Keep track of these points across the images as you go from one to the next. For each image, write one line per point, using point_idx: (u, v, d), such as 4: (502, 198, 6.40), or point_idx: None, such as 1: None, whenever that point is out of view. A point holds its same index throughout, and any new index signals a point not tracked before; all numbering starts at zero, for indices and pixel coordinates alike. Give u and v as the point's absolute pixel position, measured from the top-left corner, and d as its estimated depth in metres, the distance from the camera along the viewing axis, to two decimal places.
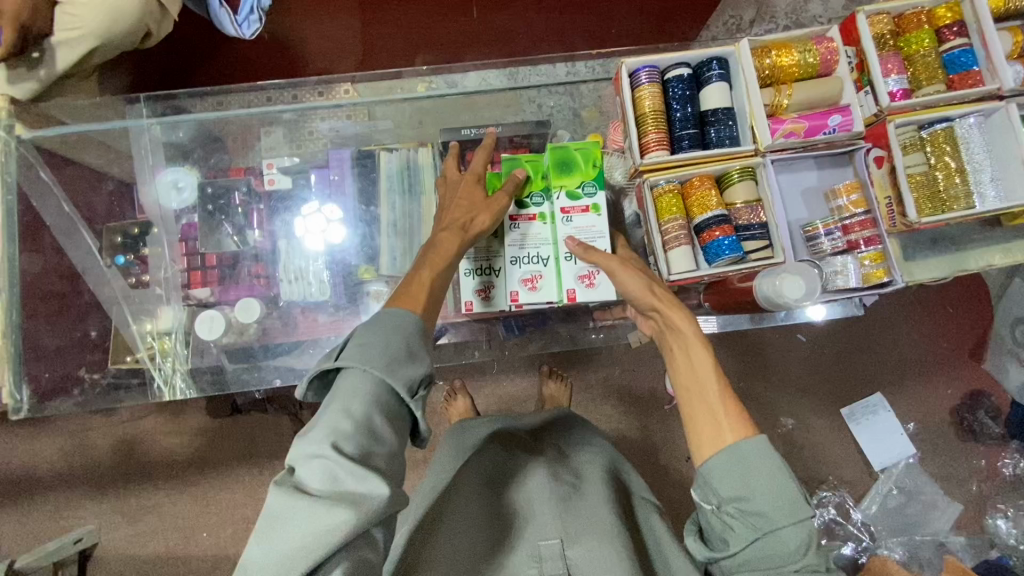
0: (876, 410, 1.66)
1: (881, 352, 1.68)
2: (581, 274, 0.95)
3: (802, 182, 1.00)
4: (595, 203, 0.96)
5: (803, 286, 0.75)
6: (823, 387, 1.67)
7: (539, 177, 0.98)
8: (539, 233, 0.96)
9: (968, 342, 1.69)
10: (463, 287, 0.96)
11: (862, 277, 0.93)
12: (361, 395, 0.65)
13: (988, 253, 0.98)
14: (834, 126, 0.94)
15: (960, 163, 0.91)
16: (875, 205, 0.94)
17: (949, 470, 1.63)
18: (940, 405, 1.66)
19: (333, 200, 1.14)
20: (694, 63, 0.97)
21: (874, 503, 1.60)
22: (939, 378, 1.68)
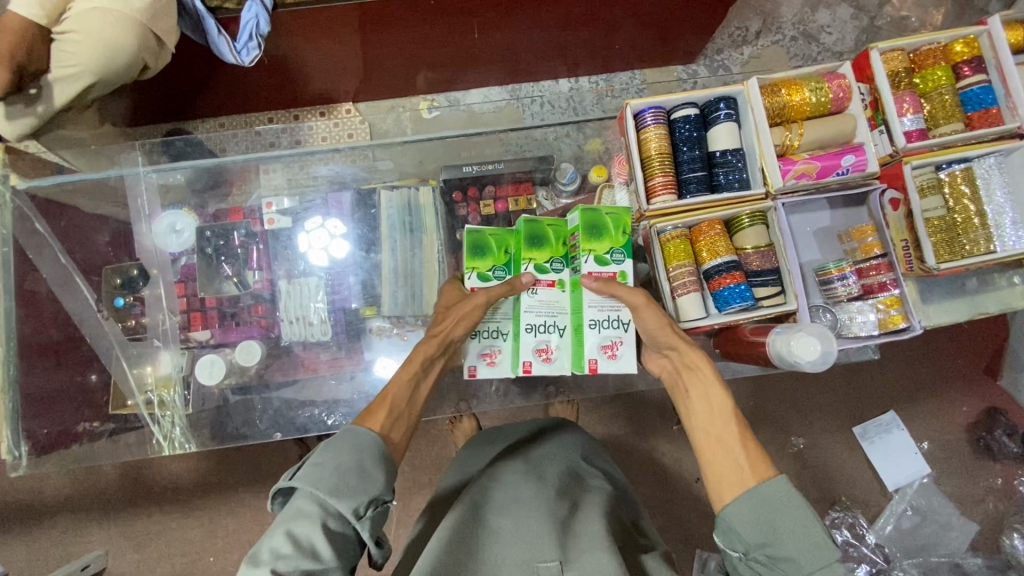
0: (890, 429, 1.62)
1: (893, 370, 1.65)
2: (604, 344, 0.94)
3: (814, 223, 0.96)
4: (622, 271, 0.94)
5: (809, 351, 0.74)
6: (835, 404, 1.62)
7: (559, 242, 0.97)
8: (558, 299, 0.95)
9: (985, 357, 1.65)
10: (469, 351, 0.95)
11: (878, 323, 0.90)
12: (308, 518, 0.65)
13: (1009, 291, 0.95)
14: (847, 167, 0.91)
15: (981, 204, 0.88)
16: (891, 248, 0.91)
17: (965, 490, 1.60)
18: (954, 422, 1.63)
19: (334, 221, 1.12)
20: (700, 103, 0.95)
21: (889, 523, 1.57)
22: (955, 395, 1.64)
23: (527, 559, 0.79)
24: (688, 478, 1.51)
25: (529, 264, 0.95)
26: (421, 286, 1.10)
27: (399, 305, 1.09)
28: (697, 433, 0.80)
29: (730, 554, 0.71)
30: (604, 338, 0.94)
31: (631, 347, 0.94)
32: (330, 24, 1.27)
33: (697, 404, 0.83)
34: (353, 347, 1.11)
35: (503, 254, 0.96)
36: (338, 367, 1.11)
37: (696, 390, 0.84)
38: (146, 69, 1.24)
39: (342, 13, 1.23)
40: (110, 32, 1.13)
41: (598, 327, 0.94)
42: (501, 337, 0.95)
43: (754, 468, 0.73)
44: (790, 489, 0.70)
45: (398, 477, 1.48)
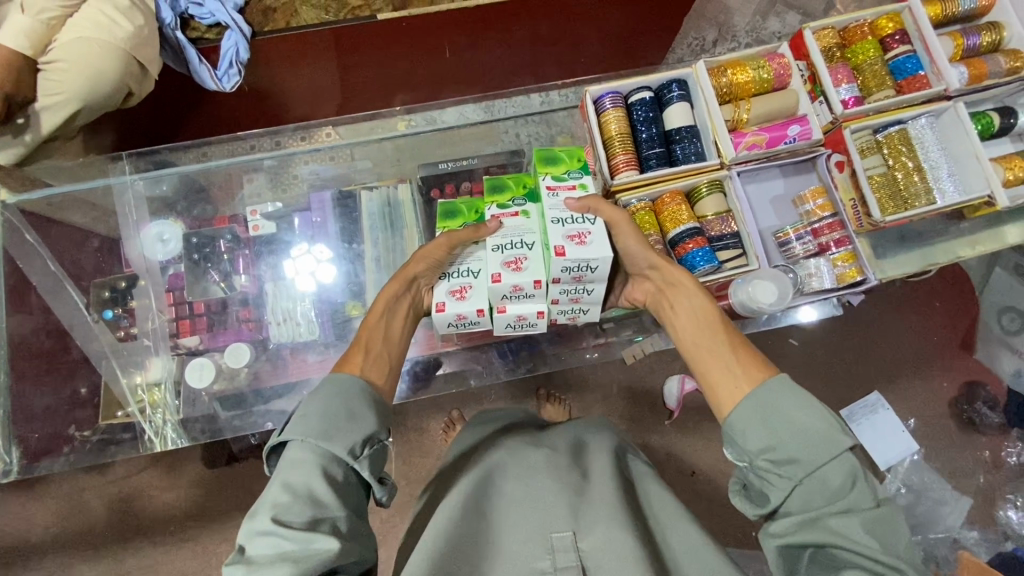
0: (876, 409, 1.66)
1: (873, 351, 1.70)
2: (569, 233, 0.89)
3: (769, 191, 1.03)
4: (581, 183, 0.96)
5: (774, 291, 0.87)
6: (820, 388, 1.67)
7: (520, 186, 1.02)
8: (524, 223, 0.96)
9: (959, 332, 1.72)
10: (439, 290, 0.95)
11: (837, 277, 0.95)
12: (303, 465, 0.68)
13: (955, 245, 1.02)
14: (793, 136, 0.98)
15: (917, 160, 0.96)
16: (841, 208, 0.98)
17: (955, 464, 1.63)
18: (936, 397, 1.67)
19: (320, 239, 1.16)
20: (654, 87, 1.02)
21: None
22: (934, 371, 1.70)
23: (540, 527, 0.79)
24: (683, 471, 1.53)
25: (493, 205, 0.99)
26: None
27: None
28: (691, 349, 0.83)
29: (739, 465, 0.72)
30: (569, 231, 0.89)
31: (599, 237, 0.89)
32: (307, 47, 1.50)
33: (688, 320, 0.86)
34: (342, 345, 1.13)
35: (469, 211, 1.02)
36: (326, 367, 1.12)
37: (686, 306, 0.88)
38: (130, 96, 1.30)
39: (320, 38, 1.51)
40: (96, 59, 1.19)
41: (561, 222, 0.90)
42: (473, 274, 0.95)
43: (749, 373, 0.75)
44: (788, 383, 0.71)
45: (395, 491, 1.48)
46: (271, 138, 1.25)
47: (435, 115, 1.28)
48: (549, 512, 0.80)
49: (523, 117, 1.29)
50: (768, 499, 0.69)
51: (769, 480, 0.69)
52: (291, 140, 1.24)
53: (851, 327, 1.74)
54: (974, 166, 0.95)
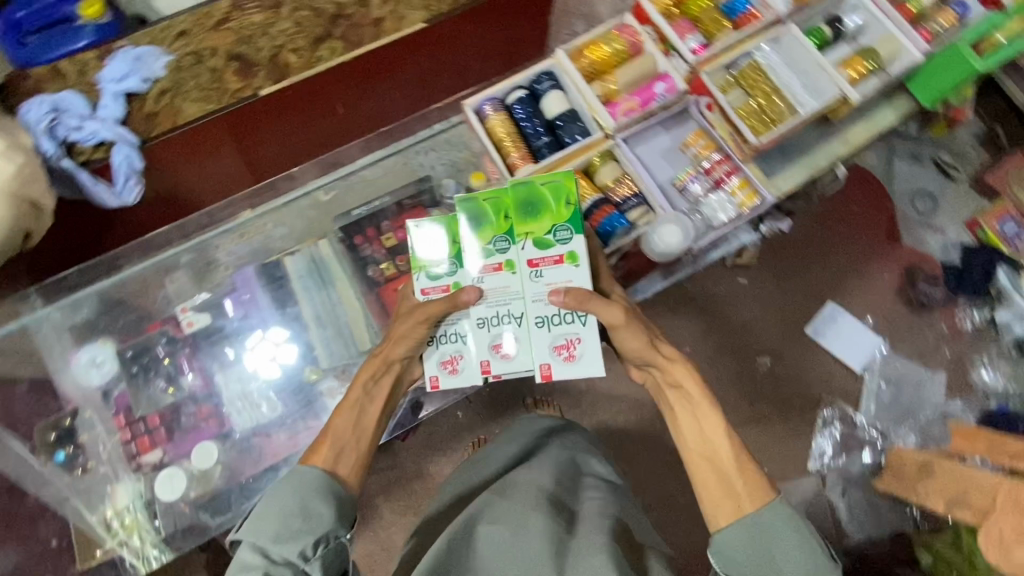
0: (835, 318, 1.77)
1: (814, 267, 1.80)
2: (559, 347, 0.96)
3: (658, 147, 1.10)
4: (568, 250, 0.96)
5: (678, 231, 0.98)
6: (783, 316, 1.77)
7: (501, 219, 0.98)
8: (509, 284, 0.97)
9: (882, 225, 1.84)
10: (428, 361, 0.97)
11: (738, 204, 1.04)
12: (251, 569, 0.73)
13: (830, 145, 1.13)
14: (661, 93, 1.05)
15: (771, 81, 1.05)
16: (722, 143, 1.06)
17: (921, 347, 1.76)
18: (885, 291, 1.79)
19: (254, 316, 1.17)
20: (526, 83, 1.09)
21: (872, 401, 1.72)
22: (873, 268, 1.81)
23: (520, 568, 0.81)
24: None
25: (477, 248, 0.97)
26: (348, 326, 1.15)
27: (335, 353, 1.14)
28: (689, 455, 0.88)
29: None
30: (558, 338, 0.96)
31: (587, 346, 0.96)
32: (211, 144, 1.47)
33: (687, 422, 0.90)
34: (309, 411, 1.13)
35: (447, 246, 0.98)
36: (296, 442, 1.11)
37: (685, 409, 0.91)
38: (27, 235, 1.28)
39: (210, 130, 1.44)
40: None
41: (547, 324, 0.96)
42: (461, 341, 0.98)
43: (750, 493, 0.81)
44: (786, 519, 0.78)
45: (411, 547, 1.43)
46: (183, 233, 1.24)
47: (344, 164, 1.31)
48: (532, 559, 0.81)
49: (423, 141, 1.31)
50: None
51: None
52: (200, 228, 1.24)
53: (788, 251, 1.85)
54: (820, 73, 1.05)
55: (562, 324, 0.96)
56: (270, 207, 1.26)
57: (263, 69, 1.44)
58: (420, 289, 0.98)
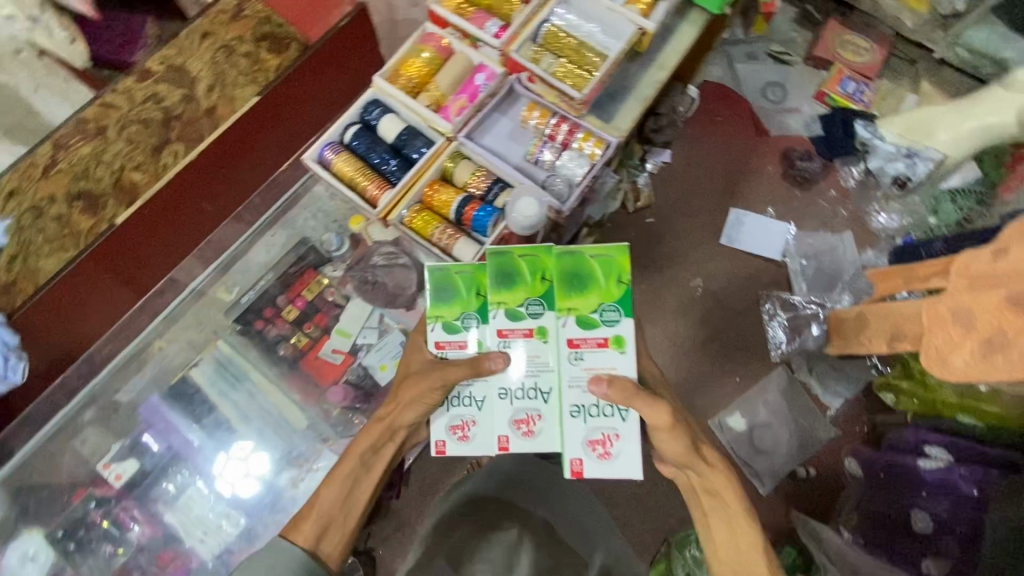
0: (742, 221, 2.38)
1: (720, 170, 2.45)
2: (594, 444, 1.28)
3: (500, 135, 1.40)
4: (614, 334, 1.28)
5: (532, 203, 1.23)
6: (702, 233, 2.38)
7: (536, 279, 1.31)
8: (541, 351, 1.30)
9: (753, 126, 2.52)
10: (444, 425, 1.33)
11: (590, 154, 1.35)
12: None
13: (649, 74, 1.40)
14: (484, 82, 1.31)
15: (573, 38, 1.27)
16: (557, 107, 1.35)
17: (819, 218, 2.40)
18: (772, 179, 2.45)
19: (180, 433, 1.76)
20: (359, 118, 1.36)
21: (801, 280, 2.28)
22: (761, 158, 2.47)
23: None
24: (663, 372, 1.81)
25: (503, 308, 1.30)
26: (266, 404, 1.82)
27: (261, 429, 1.80)
28: (718, 566, 1.24)
29: None
30: (592, 433, 1.28)
31: (623, 441, 1.28)
32: (88, 284, 1.58)
33: (721, 534, 1.25)
34: (269, 495, 1.75)
35: (470, 297, 1.32)
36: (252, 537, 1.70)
37: (725, 522, 1.26)
38: None
39: (75, 281, 1.53)
40: None
41: (579, 415, 1.28)
42: (478, 407, 1.32)
43: None
44: None
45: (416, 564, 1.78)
46: (109, 394, 1.75)
47: (242, 263, 1.90)
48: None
49: (304, 211, 1.95)
50: None
51: None
52: (106, 391, 1.75)
53: (698, 167, 2.45)
54: (611, 17, 1.27)
55: (602, 419, 1.28)
56: (165, 330, 1.82)
57: (110, 199, 1.55)
58: (438, 341, 1.32)
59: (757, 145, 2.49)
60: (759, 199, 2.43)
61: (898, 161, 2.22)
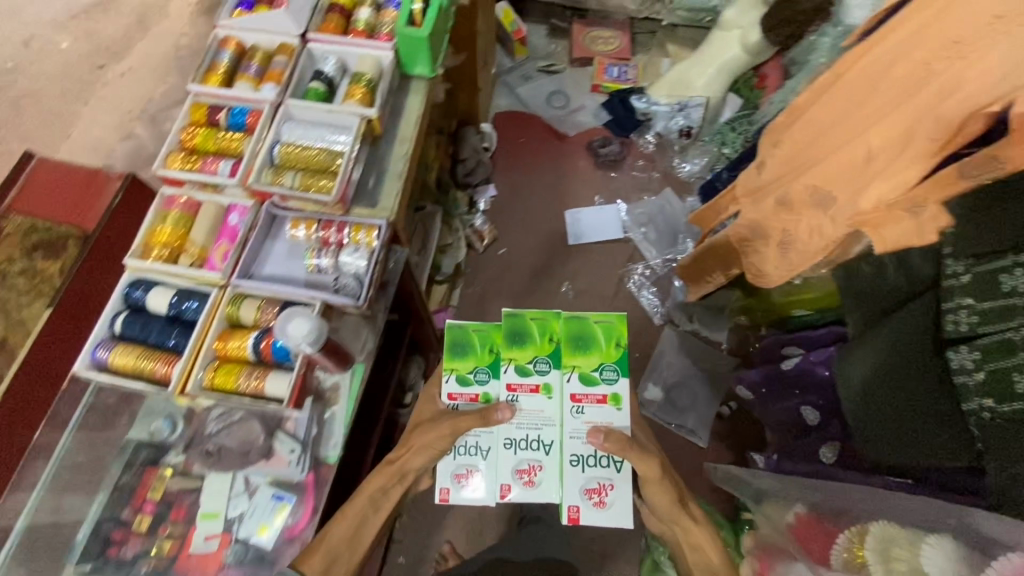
0: (582, 218, 2.57)
1: (542, 182, 2.66)
2: (592, 492, 1.28)
3: (279, 262, 1.15)
4: (613, 393, 1.33)
5: (300, 326, 0.99)
6: (551, 242, 2.54)
7: (544, 342, 1.37)
8: (544, 408, 1.32)
9: (553, 136, 2.76)
10: (448, 470, 1.30)
11: (364, 246, 1.12)
12: None
13: (397, 147, 1.24)
14: (237, 221, 1.14)
15: (309, 151, 1.16)
16: (317, 215, 1.15)
17: (639, 187, 2.64)
18: (588, 171, 2.68)
19: None
20: (123, 306, 1.12)
21: (648, 244, 2.50)
22: (570, 158, 2.71)
23: None
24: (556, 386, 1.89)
25: (512, 362, 1.35)
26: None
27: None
28: None
29: None
30: (589, 481, 1.29)
31: (616, 492, 1.28)
32: None
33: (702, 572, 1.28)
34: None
35: (483, 351, 1.36)
36: None
37: (704, 557, 1.29)
38: None
39: None
40: None
41: (579, 465, 1.29)
42: (482, 456, 1.31)
43: None
44: None
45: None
46: None
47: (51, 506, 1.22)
48: None
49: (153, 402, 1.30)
50: None
51: None
52: None
53: (522, 189, 2.65)
54: (337, 113, 1.19)
55: (599, 468, 1.30)
56: None
57: None
58: (449, 393, 1.34)
59: (561, 151, 2.73)
60: (584, 196, 2.64)
61: (675, 115, 2.57)
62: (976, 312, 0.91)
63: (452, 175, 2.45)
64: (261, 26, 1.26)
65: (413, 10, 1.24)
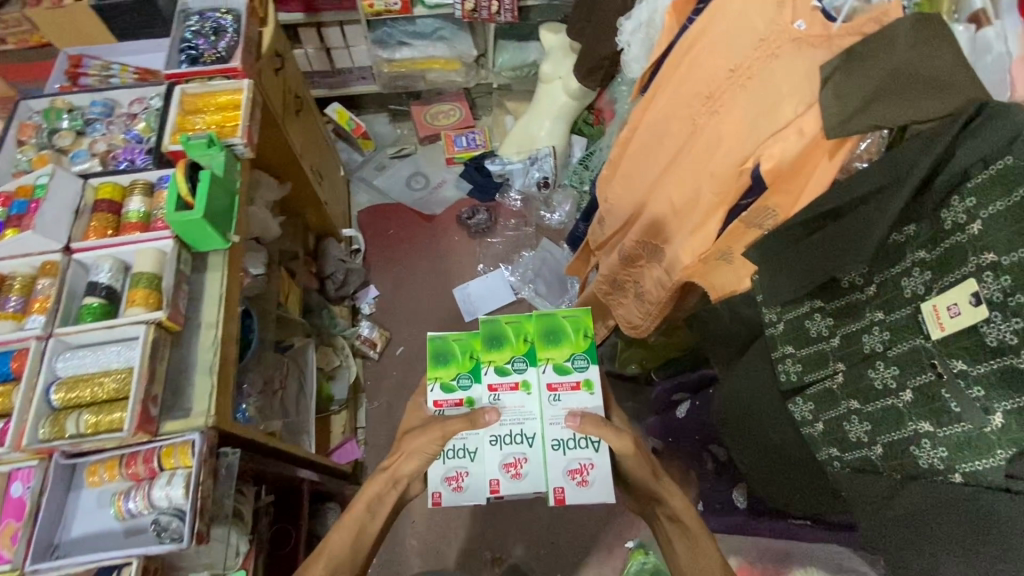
0: (469, 292, 2.48)
1: (422, 266, 2.55)
2: (572, 471, 1.07)
3: (90, 518, 1.02)
4: (585, 377, 1.13)
5: None
6: (447, 325, 2.43)
7: (518, 339, 1.16)
8: (525, 404, 1.12)
9: (419, 217, 2.68)
10: (435, 477, 1.08)
11: (182, 469, 1.00)
12: None
13: (203, 334, 1.14)
14: (22, 490, 0.97)
15: (90, 379, 1.02)
16: (119, 451, 1.02)
17: (518, 242, 2.60)
18: (464, 242, 2.62)
19: None
20: None
21: (540, 300, 2.44)
22: (443, 235, 2.63)
23: None
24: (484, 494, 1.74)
25: (492, 364, 1.14)
26: None
27: None
28: None
29: None
30: (572, 462, 1.07)
31: (600, 471, 1.06)
32: None
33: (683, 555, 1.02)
34: None
35: (463, 357, 1.15)
36: None
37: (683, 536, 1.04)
38: None
39: None
40: None
41: (562, 449, 1.08)
42: (467, 458, 1.09)
43: None
44: None
45: None
46: None
47: None
48: None
49: None
50: None
51: None
52: None
53: (402, 280, 2.52)
54: (120, 326, 1.07)
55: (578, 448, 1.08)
56: None
57: None
58: (434, 400, 1.13)
59: (433, 232, 2.64)
60: (467, 269, 2.56)
61: (530, 169, 2.56)
62: (799, 360, 0.91)
63: (324, 294, 2.30)
64: (12, 251, 1.12)
65: (180, 192, 1.15)
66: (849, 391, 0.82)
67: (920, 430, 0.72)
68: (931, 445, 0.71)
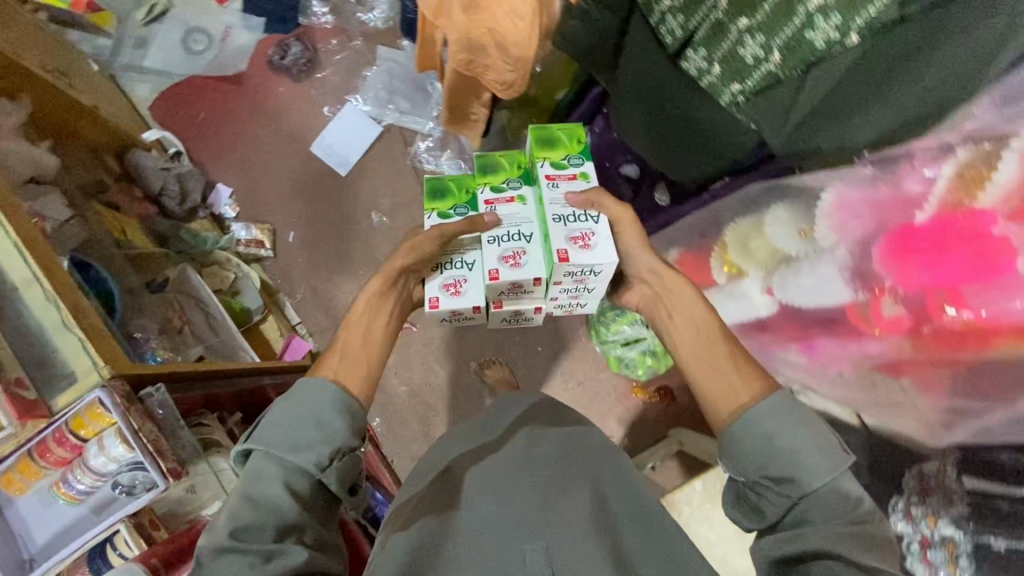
0: (329, 142, 2.12)
1: (261, 135, 2.13)
2: (574, 236, 1.04)
3: (45, 518, 0.92)
4: (580, 170, 1.12)
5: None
6: (324, 185, 2.10)
7: (513, 167, 1.21)
8: (522, 212, 1.15)
9: (225, 83, 2.18)
10: (433, 284, 1.11)
11: (105, 427, 0.86)
12: (310, 416, 0.76)
13: (27, 297, 0.90)
14: None
15: None
16: (17, 452, 0.86)
17: (352, 60, 2.17)
18: (293, 86, 2.16)
19: None
20: None
21: (407, 117, 2.11)
22: (263, 90, 2.16)
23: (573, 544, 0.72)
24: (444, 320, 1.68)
25: (488, 186, 1.19)
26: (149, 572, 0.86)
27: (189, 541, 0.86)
28: (682, 351, 0.80)
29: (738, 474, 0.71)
30: (574, 230, 1.05)
31: (602, 236, 1.04)
32: None
33: (675, 331, 0.82)
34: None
35: (460, 190, 1.19)
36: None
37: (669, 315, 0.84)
38: None
39: None
40: None
41: (563, 222, 1.05)
42: (466, 267, 1.13)
43: (747, 383, 0.73)
44: None
45: None
46: None
47: None
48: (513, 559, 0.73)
49: None
50: (763, 513, 0.69)
51: (766, 496, 0.69)
52: None
53: (249, 161, 2.12)
54: None
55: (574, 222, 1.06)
56: None
57: None
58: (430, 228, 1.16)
59: (250, 94, 2.16)
60: (313, 118, 2.14)
61: None
62: (679, 9, 0.86)
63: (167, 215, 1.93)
64: None
65: None
66: (737, 9, 0.79)
67: (811, 8, 0.72)
68: (826, 18, 0.71)
